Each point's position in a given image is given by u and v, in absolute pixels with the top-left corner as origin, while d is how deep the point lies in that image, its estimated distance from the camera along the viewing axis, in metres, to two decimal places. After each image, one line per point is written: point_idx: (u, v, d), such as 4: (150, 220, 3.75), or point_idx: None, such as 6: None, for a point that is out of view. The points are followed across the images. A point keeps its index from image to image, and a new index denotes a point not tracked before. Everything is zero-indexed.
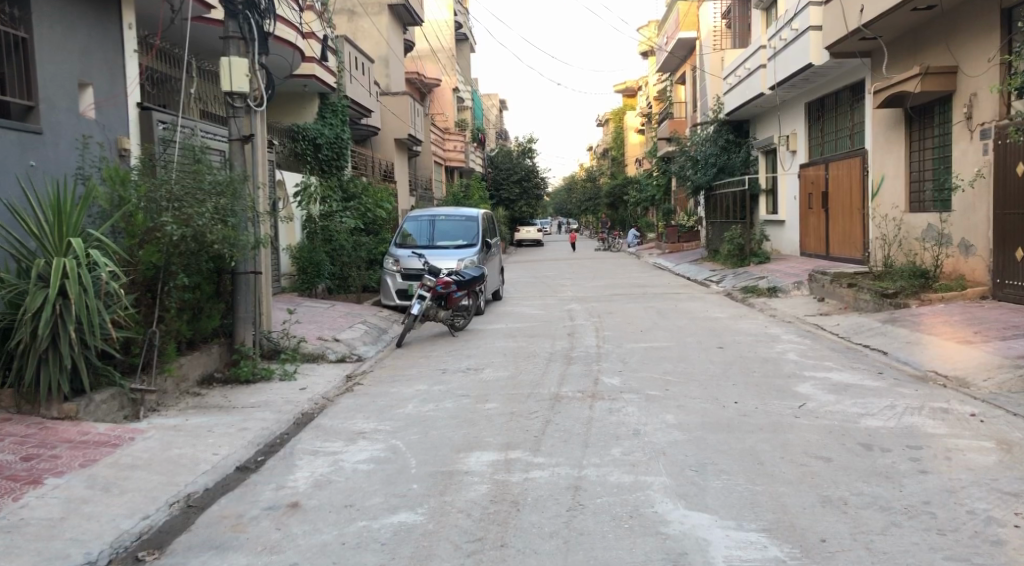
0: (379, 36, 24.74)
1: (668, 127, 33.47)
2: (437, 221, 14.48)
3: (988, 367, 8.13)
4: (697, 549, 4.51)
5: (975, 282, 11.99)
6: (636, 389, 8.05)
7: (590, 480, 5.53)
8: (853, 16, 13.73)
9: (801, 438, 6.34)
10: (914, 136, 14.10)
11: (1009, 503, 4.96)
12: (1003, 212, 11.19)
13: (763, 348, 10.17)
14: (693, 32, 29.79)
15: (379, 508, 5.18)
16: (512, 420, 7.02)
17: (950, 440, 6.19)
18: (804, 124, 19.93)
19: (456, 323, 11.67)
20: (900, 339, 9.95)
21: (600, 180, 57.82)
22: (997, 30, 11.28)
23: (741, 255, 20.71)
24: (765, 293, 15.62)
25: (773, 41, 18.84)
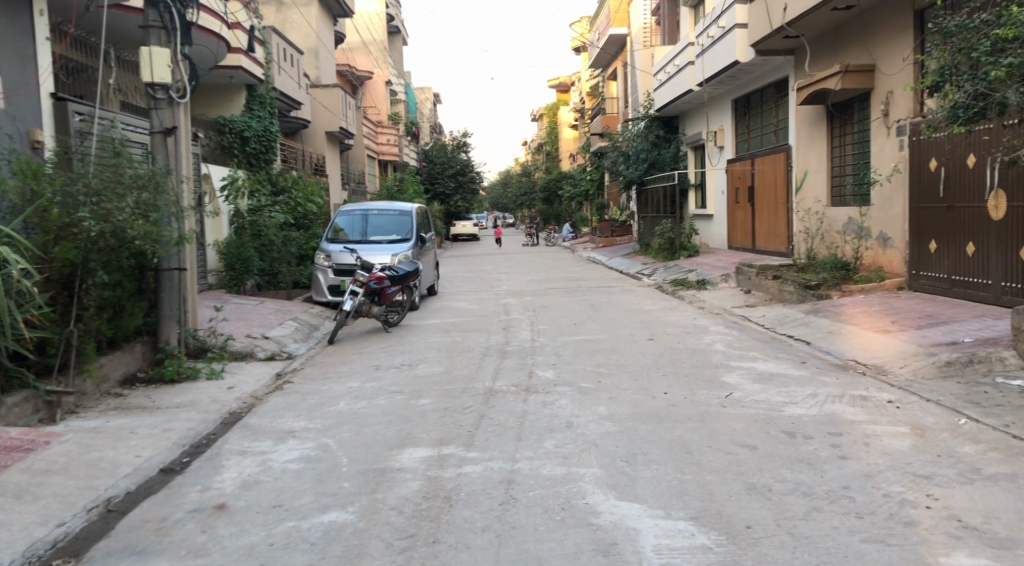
0: (308, 28, 24.25)
1: (600, 124, 33.57)
2: (369, 215, 14.32)
3: (904, 355, 8.43)
4: (626, 539, 4.58)
5: (892, 273, 12.47)
6: (569, 382, 8.11)
7: (522, 474, 5.55)
8: (776, 15, 14.08)
9: (728, 427, 6.49)
10: (834, 133, 14.55)
11: (921, 485, 5.17)
12: (917, 206, 11.63)
13: (692, 340, 10.37)
14: (624, 28, 30.22)
15: (309, 508, 5.10)
16: (445, 416, 6.99)
17: (869, 426, 6.41)
18: (731, 121, 20.36)
19: (390, 319, 11.59)
20: (822, 329, 10.26)
21: (535, 175, 58.19)
22: (910, 31, 11.72)
23: (672, 249, 21.10)
24: (694, 286, 15.92)
25: (701, 39, 19.18)
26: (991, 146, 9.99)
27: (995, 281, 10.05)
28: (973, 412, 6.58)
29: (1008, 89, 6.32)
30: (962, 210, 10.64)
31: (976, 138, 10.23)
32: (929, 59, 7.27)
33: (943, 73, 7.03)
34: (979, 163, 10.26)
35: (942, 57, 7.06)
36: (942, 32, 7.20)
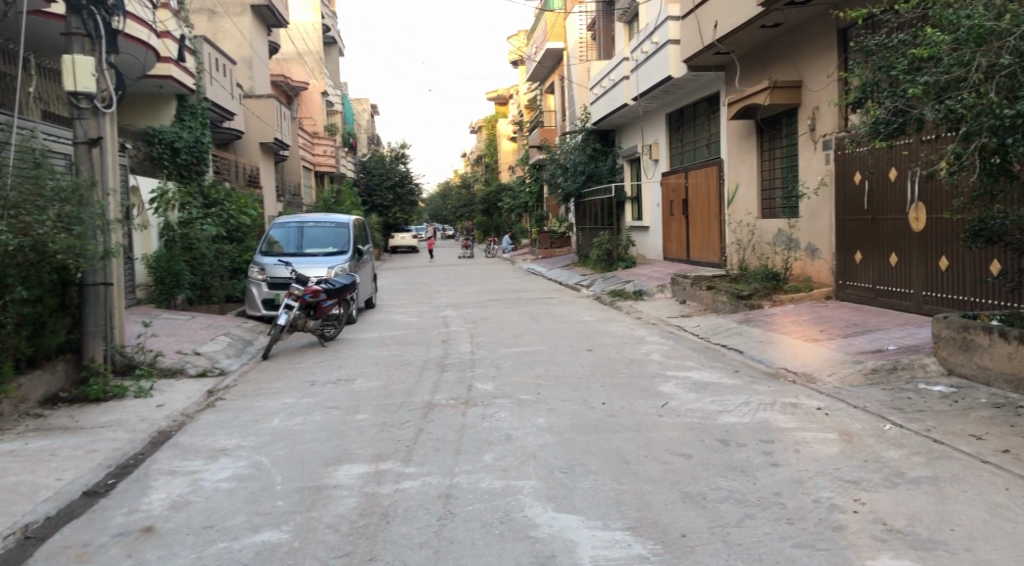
0: (241, 37, 23.89)
1: (538, 137, 33.79)
2: (305, 228, 14.11)
3: (832, 363, 8.67)
4: (564, 551, 4.59)
5: (820, 283, 12.85)
6: (508, 394, 8.10)
7: (461, 488, 5.52)
8: (707, 32, 14.42)
9: (664, 436, 6.57)
10: (764, 147, 14.94)
11: (849, 490, 5.31)
12: (843, 218, 12.00)
13: (629, 350, 10.49)
14: (560, 43, 30.53)
15: (241, 528, 4.98)
16: (383, 431, 6.92)
17: (798, 433, 6.58)
18: (665, 135, 20.72)
19: (326, 333, 11.43)
20: (754, 338, 10.50)
21: (475, 187, 58.26)
22: (834, 49, 12.12)
23: (609, 260, 21.38)
24: (631, 297, 16.12)
25: (635, 54, 19.51)
26: (910, 161, 10.36)
27: (916, 291, 10.43)
28: (897, 418, 6.80)
29: (925, 107, 6.57)
30: (885, 222, 11.02)
31: (897, 153, 10.61)
32: (852, 76, 7.52)
33: (864, 90, 7.26)
34: (900, 178, 10.63)
35: (863, 75, 7.32)
36: (863, 51, 7.46)
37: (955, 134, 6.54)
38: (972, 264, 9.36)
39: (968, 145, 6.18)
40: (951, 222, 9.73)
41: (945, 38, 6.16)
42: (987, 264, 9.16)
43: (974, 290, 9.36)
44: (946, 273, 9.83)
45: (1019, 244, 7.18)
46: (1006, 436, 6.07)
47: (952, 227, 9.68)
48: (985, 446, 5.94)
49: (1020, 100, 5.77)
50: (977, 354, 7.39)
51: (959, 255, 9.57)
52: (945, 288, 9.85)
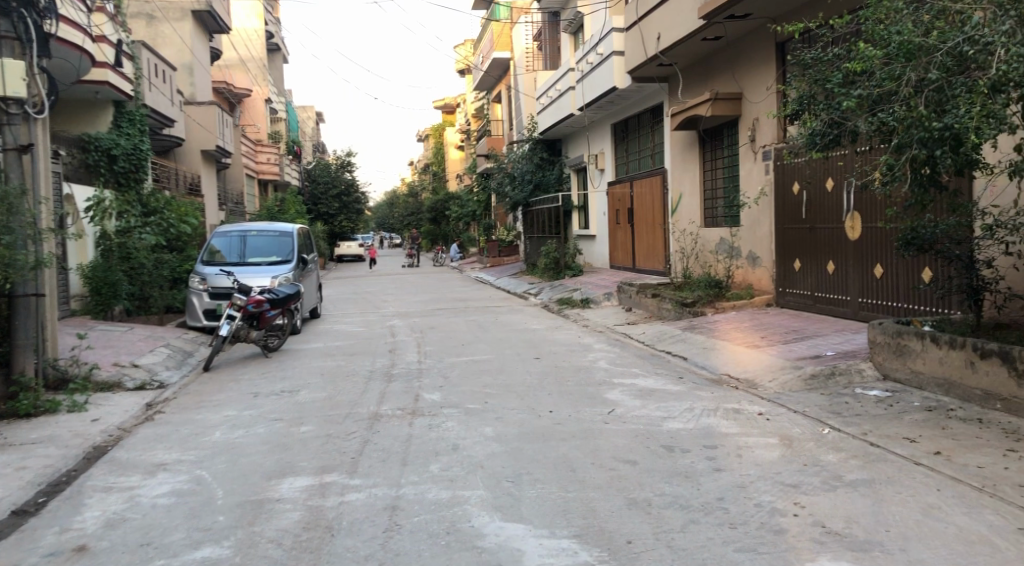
0: (181, 44, 23.31)
1: (485, 145, 33.84)
2: (248, 236, 13.89)
3: (773, 369, 8.86)
4: (511, 560, 4.58)
5: (761, 290, 13.13)
6: (455, 404, 8.07)
7: (407, 500, 5.47)
8: (651, 44, 14.64)
9: (610, 443, 6.62)
10: (706, 156, 15.21)
11: (789, 494, 5.42)
12: (782, 227, 12.28)
13: (576, 358, 10.54)
14: (507, 52, 30.65)
15: (179, 545, 4.86)
16: (327, 442, 6.82)
17: (741, 438, 6.69)
18: (611, 145, 20.95)
19: (269, 343, 11.28)
20: (697, 345, 10.66)
21: (422, 195, 58.06)
22: (772, 62, 12.41)
23: (557, 268, 21.50)
24: (578, 305, 16.23)
25: (581, 64, 19.69)
26: (846, 172, 10.65)
27: (853, 298, 10.71)
28: (835, 422, 6.97)
29: (859, 119, 6.77)
30: (822, 231, 11.31)
31: (833, 164, 10.89)
32: (789, 89, 7.71)
33: (801, 101, 7.45)
34: (837, 187, 10.92)
35: (801, 87, 7.51)
36: (800, 64, 7.65)
37: (887, 146, 6.76)
38: (905, 272, 9.65)
39: (899, 156, 6.41)
40: (884, 231, 10.02)
41: (877, 53, 6.36)
42: (918, 272, 9.45)
43: (907, 296, 9.65)
44: (881, 280, 10.11)
45: (949, 252, 7.44)
46: (938, 438, 6.27)
47: (886, 236, 9.97)
48: (919, 448, 6.12)
49: (948, 113, 6.00)
50: (911, 359, 7.62)
51: (892, 263, 9.86)
52: (880, 295, 10.13)
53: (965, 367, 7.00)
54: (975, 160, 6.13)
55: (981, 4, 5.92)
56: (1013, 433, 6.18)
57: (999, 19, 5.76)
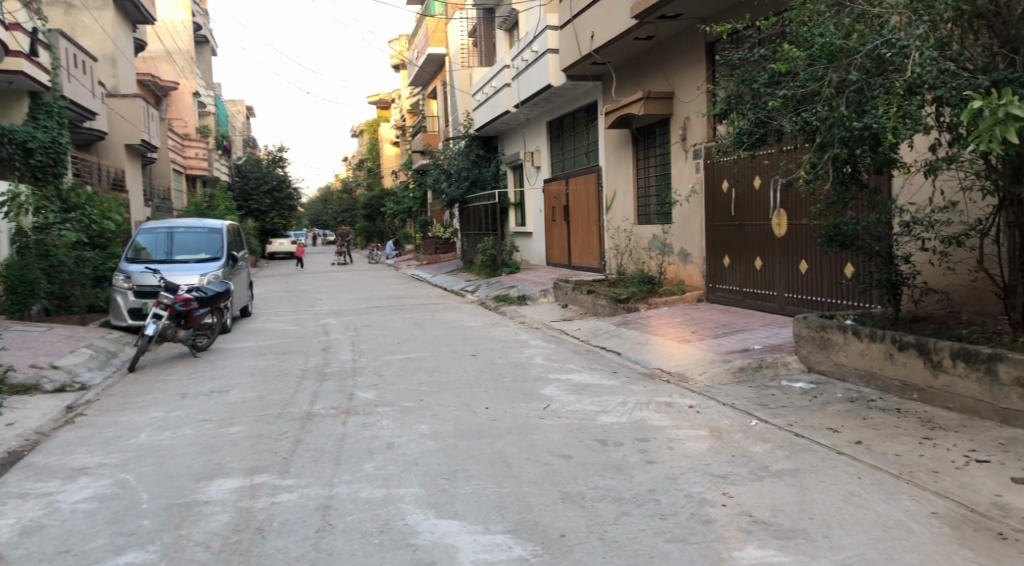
0: (103, 33, 22.61)
1: (421, 142, 33.67)
2: (175, 233, 13.52)
3: (703, 363, 9.04)
4: (445, 558, 4.57)
5: (692, 286, 13.39)
6: (390, 401, 8.01)
7: (340, 499, 5.41)
8: (585, 42, 14.74)
9: (545, 438, 6.66)
10: (639, 155, 15.42)
11: (719, 484, 5.54)
12: (712, 224, 12.53)
13: (513, 354, 10.57)
14: (442, 48, 30.66)
15: (102, 551, 4.71)
16: (258, 443, 6.70)
17: (672, 431, 6.81)
18: (546, 142, 21.05)
19: (198, 343, 11.00)
20: (631, 340, 10.81)
21: (356, 192, 57.41)
22: (702, 62, 12.66)
23: (494, 266, 21.53)
24: (515, 302, 16.27)
25: (516, 62, 19.75)
26: (772, 170, 10.93)
27: (779, 293, 10.99)
28: (762, 413, 7.15)
29: (784, 119, 6.94)
30: (750, 228, 11.59)
31: (760, 162, 11.16)
32: (718, 88, 7.85)
33: (729, 101, 7.59)
34: (764, 186, 11.20)
35: (728, 87, 7.65)
36: (727, 64, 7.81)
37: (810, 145, 6.95)
38: (828, 267, 9.95)
39: (823, 155, 6.62)
40: (809, 227, 10.31)
41: (800, 54, 6.53)
42: (841, 267, 9.76)
43: (831, 291, 9.95)
44: (806, 276, 10.41)
45: (869, 248, 7.68)
46: (859, 428, 6.49)
47: (810, 232, 10.27)
48: (841, 437, 6.32)
49: (867, 113, 6.22)
50: (834, 352, 7.86)
51: (817, 259, 10.15)
52: (805, 290, 10.43)
53: (885, 359, 7.26)
54: (892, 158, 6.36)
55: (898, 8, 6.19)
56: (929, 422, 6.44)
57: (913, 23, 6.03)
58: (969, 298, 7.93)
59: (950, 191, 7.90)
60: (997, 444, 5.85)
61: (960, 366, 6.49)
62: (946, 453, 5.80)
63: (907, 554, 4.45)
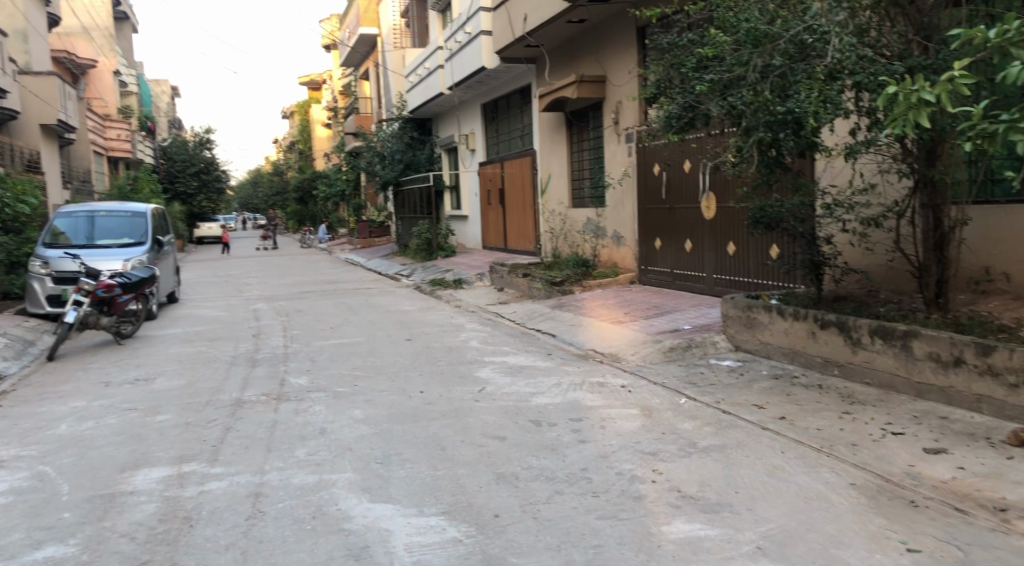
0: (13, 8, 21.60)
1: (353, 123, 33.21)
2: (96, 217, 13.05)
3: (635, 343, 9.18)
4: (379, 541, 4.56)
5: (625, 268, 13.58)
6: (323, 387, 7.93)
7: (271, 486, 5.34)
8: (518, 24, 14.70)
9: (480, 421, 6.68)
10: (573, 138, 15.50)
11: (649, 461, 5.66)
12: (644, 207, 12.70)
13: (448, 338, 10.56)
14: (374, 28, 30.12)
15: (19, 546, 4.55)
16: (186, 431, 6.55)
17: (605, 410, 6.91)
18: (481, 125, 20.99)
19: (122, 330, 10.67)
20: (565, 322, 10.91)
21: (287, 174, 56.37)
22: (634, 46, 12.77)
23: (429, 249, 21.42)
24: (450, 285, 16.24)
25: (449, 43, 19.58)
26: (701, 154, 11.10)
27: (709, 274, 11.23)
28: (691, 391, 7.31)
29: (711, 103, 7.04)
30: (680, 211, 11.78)
31: (689, 146, 11.32)
32: (648, 72, 7.94)
33: (659, 85, 7.68)
34: (693, 169, 11.39)
35: (658, 71, 7.73)
36: (657, 48, 7.89)
37: (736, 129, 7.09)
38: (755, 249, 10.20)
39: (747, 139, 6.76)
40: (737, 210, 10.53)
41: (727, 40, 6.65)
42: (767, 249, 10.01)
43: (757, 272, 10.21)
44: (734, 258, 10.65)
45: (793, 230, 7.88)
46: (783, 404, 6.70)
47: (738, 215, 10.51)
48: (766, 413, 6.52)
49: (790, 98, 6.39)
50: (759, 331, 8.08)
51: (744, 241, 10.38)
52: (733, 271, 10.67)
53: (807, 337, 7.49)
54: (814, 142, 6.57)
55: None
56: (849, 397, 6.69)
57: (833, 10, 6.25)
58: (887, 278, 8.24)
59: (869, 173, 8.18)
60: (911, 417, 6.11)
61: (878, 343, 6.74)
62: (864, 426, 6.04)
63: (826, 524, 4.62)
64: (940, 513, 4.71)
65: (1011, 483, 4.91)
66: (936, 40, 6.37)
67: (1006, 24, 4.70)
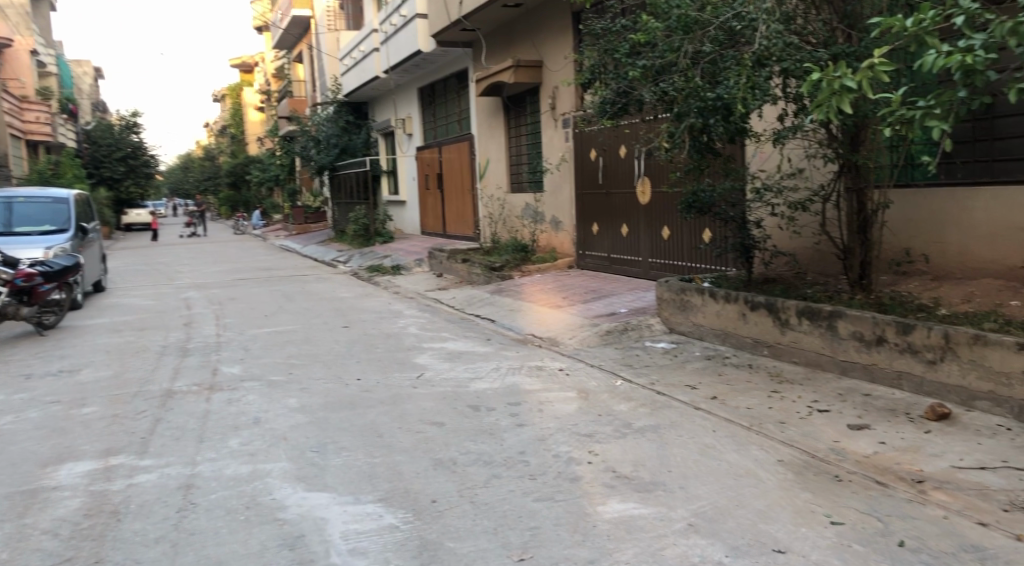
0: None
1: (287, 107, 32.57)
2: (14, 203, 12.53)
3: (572, 327, 9.26)
4: (314, 530, 4.51)
5: (563, 253, 13.67)
6: (257, 376, 7.80)
7: (203, 477, 5.23)
8: (454, 8, 14.59)
9: (418, 407, 6.66)
10: (510, 123, 15.49)
11: (585, 443, 5.73)
12: (582, 192, 12.78)
13: (386, 325, 10.48)
14: (306, 10, 29.18)
15: None
16: (113, 423, 6.37)
17: (542, 393, 6.97)
18: (418, 110, 20.80)
19: (45, 321, 10.30)
20: (504, 307, 10.93)
21: (218, 159, 55.03)
22: (569, 31, 12.79)
23: (366, 235, 21.18)
24: (389, 272, 16.11)
25: (384, 26, 19.32)
26: (635, 139, 11.21)
27: (644, 258, 11.38)
28: (627, 373, 7.42)
29: (644, 88, 7.11)
30: (617, 196, 11.89)
31: (624, 131, 11.43)
32: (582, 58, 7.96)
33: (593, 71, 7.70)
34: (628, 154, 11.51)
35: (592, 56, 7.75)
36: (591, 33, 7.92)
37: (668, 114, 7.17)
38: (688, 233, 10.36)
39: (679, 125, 6.85)
40: (671, 194, 10.67)
41: (658, 26, 6.71)
42: (699, 233, 10.18)
43: (690, 255, 10.39)
44: (668, 242, 10.81)
45: (724, 214, 8.04)
46: (715, 384, 6.85)
47: (671, 199, 10.66)
48: (698, 393, 6.66)
49: (720, 84, 6.50)
50: (692, 313, 8.24)
51: (678, 225, 10.54)
52: (667, 255, 10.84)
53: (738, 318, 7.66)
54: (743, 128, 6.70)
55: None
56: (778, 376, 6.88)
57: None
58: (814, 260, 8.47)
59: (797, 158, 8.39)
60: (836, 394, 6.31)
61: (805, 323, 6.93)
62: (792, 404, 6.21)
63: (755, 500, 4.75)
64: (863, 486, 4.89)
65: (929, 456, 5.12)
66: (859, 28, 6.55)
67: (922, 14, 4.85)
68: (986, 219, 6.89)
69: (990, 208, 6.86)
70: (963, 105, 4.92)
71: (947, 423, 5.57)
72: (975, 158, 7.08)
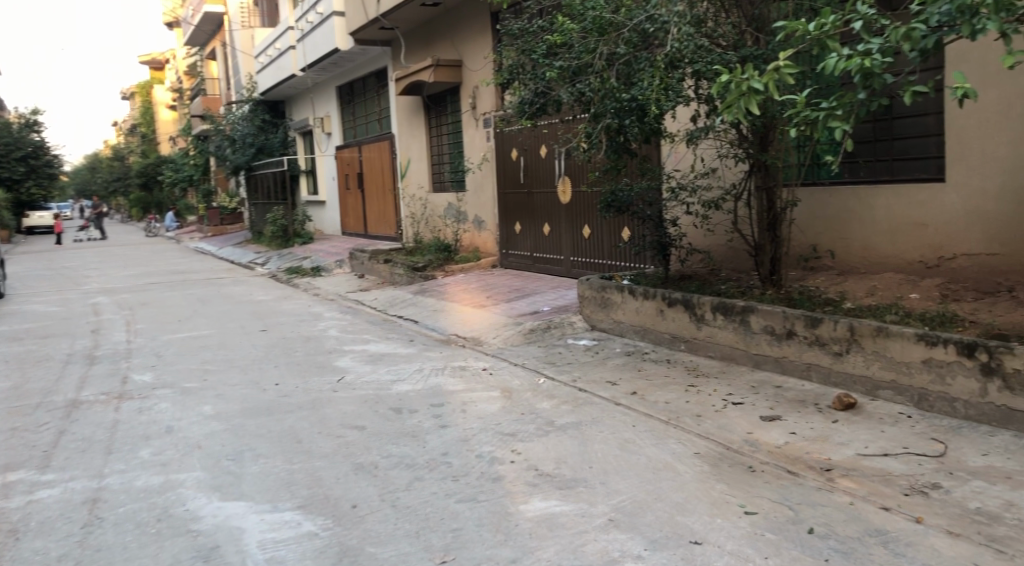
0: None
1: (200, 106, 31.67)
2: None
3: (495, 327, 9.27)
4: (229, 540, 4.39)
5: (486, 252, 13.69)
6: (170, 383, 7.54)
7: (111, 490, 5.03)
8: (371, 6, 14.42)
9: (338, 411, 6.55)
10: (431, 122, 15.42)
11: (507, 442, 5.73)
12: (503, 191, 12.82)
13: (306, 327, 10.29)
14: (219, 6, 28.40)
15: None
16: (13, 437, 6.06)
17: (465, 394, 6.94)
18: (337, 108, 20.48)
19: None
20: (427, 307, 10.85)
21: (129, 159, 53.05)
22: (488, 31, 12.80)
23: (285, 237, 20.76)
24: (308, 273, 15.83)
25: (300, 24, 18.95)
26: (555, 139, 11.31)
27: (566, 257, 11.48)
28: (549, 371, 7.47)
29: (562, 89, 7.17)
30: (539, 195, 11.96)
31: (543, 131, 11.51)
32: (500, 58, 7.97)
33: (512, 71, 7.70)
34: (549, 154, 11.59)
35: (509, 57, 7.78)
36: (510, 34, 7.94)
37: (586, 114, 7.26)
38: (608, 232, 10.50)
39: (596, 125, 6.93)
40: (590, 193, 10.80)
41: (574, 27, 6.80)
42: (618, 232, 10.32)
43: (611, 254, 10.53)
44: (588, 241, 10.93)
45: (642, 213, 8.18)
46: (635, 379, 6.97)
47: (591, 199, 10.79)
48: (619, 389, 6.75)
49: (635, 84, 6.61)
50: (613, 310, 8.36)
51: (598, 224, 10.67)
52: (588, 254, 10.96)
53: (656, 315, 7.81)
54: (657, 128, 6.83)
55: None
56: (694, 370, 7.04)
57: None
58: (728, 257, 8.70)
59: (709, 158, 8.61)
60: (750, 387, 6.50)
61: (719, 318, 7.11)
62: (709, 397, 6.37)
63: (672, 492, 4.84)
64: (775, 476, 5.04)
65: (836, 445, 5.32)
66: (766, 31, 6.74)
67: (824, 18, 5.03)
68: (887, 216, 7.20)
69: (890, 205, 7.17)
70: (862, 106, 5.12)
71: (853, 413, 5.79)
72: (877, 157, 7.39)
